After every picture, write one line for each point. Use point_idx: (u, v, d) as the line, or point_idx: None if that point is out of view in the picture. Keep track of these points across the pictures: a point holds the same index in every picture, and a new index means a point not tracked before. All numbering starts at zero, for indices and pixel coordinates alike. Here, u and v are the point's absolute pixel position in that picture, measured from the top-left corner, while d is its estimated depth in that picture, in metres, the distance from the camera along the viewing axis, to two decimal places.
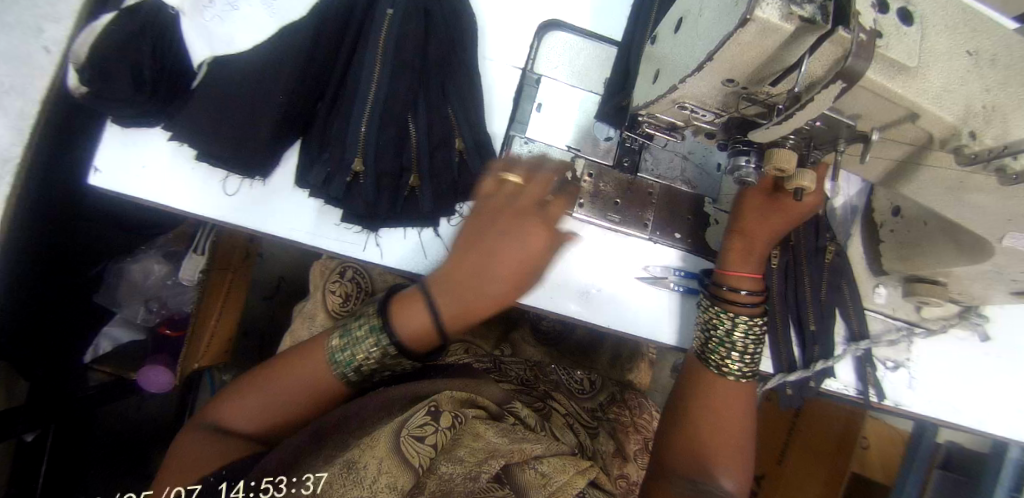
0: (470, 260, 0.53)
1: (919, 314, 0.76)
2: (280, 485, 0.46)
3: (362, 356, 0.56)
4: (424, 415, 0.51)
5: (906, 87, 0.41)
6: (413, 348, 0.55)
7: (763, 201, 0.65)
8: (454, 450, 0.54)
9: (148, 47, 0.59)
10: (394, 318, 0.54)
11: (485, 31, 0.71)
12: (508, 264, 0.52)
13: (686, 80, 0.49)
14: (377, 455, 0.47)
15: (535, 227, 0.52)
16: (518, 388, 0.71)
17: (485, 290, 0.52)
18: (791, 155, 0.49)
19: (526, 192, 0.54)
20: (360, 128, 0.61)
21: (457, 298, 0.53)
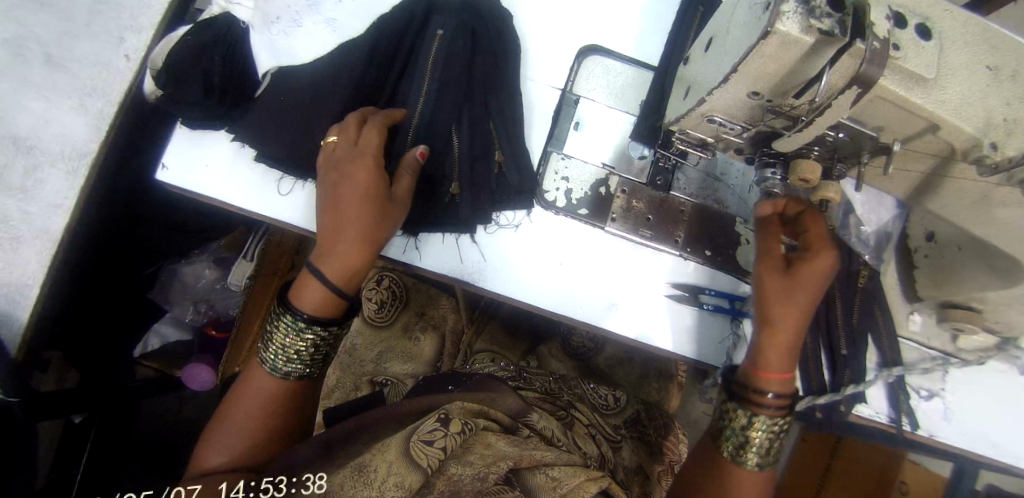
0: (331, 220, 0.59)
1: (956, 344, 0.74)
2: (280, 485, 0.50)
3: (293, 350, 0.58)
4: (434, 421, 0.50)
5: (926, 98, 0.45)
6: (327, 315, 0.58)
7: (783, 280, 0.57)
8: (465, 455, 0.50)
9: (219, 55, 0.67)
10: (294, 301, 0.58)
11: (530, 54, 0.76)
12: (349, 199, 0.58)
13: (713, 93, 0.52)
14: (388, 458, 0.47)
15: (357, 163, 0.59)
16: (541, 398, 0.69)
17: (345, 227, 0.58)
18: (816, 166, 0.53)
19: (342, 144, 0.60)
20: (409, 136, 0.66)
21: (332, 251, 0.58)
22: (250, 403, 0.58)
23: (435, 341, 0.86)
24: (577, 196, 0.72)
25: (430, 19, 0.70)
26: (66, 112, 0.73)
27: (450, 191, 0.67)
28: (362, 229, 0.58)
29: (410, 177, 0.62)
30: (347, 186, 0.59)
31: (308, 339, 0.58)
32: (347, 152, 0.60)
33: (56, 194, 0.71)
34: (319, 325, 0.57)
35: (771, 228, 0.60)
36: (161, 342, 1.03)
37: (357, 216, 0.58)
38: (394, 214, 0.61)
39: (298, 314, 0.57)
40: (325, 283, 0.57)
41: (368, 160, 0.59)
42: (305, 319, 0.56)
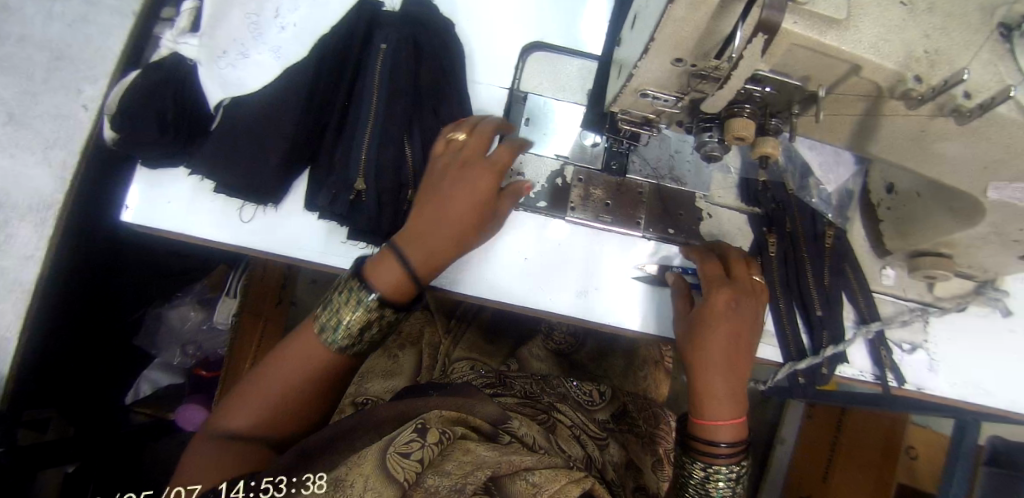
0: (425, 211, 0.61)
1: (933, 293, 0.73)
2: (280, 485, 0.44)
3: (347, 321, 0.57)
4: (411, 432, 0.45)
5: (841, 40, 0.46)
6: (396, 302, 0.58)
7: (686, 325, 0.62)
8: (441, 465, 0.44)
9: (171, 93, 0.69)
10: (371, 277, 0.58)
11: (476, 58, 0.76)
12: (455, 198, 0.60)
13: (639, 65, 0.54)
14: (364, 473, 0.42)
15: (476, 170, 0.62)
16: (518, 400, 0.66)
17: (444, 223, 0.60)
18: (749, 123, 0.53)
19: (468, 145, 0.63)
20: (362, 147, 0.67)
21: (430, 244, 0.59)
22: (288, 376, 0.57)
23: (415, 355, 0.84)
24: (534, 190, 0.71)
25: (371, 36, 0.72)
26: (31, 167, 0.75)
27: (408, 197, 0.69)
28: (455, 230, 0.60)
29: (513, 201, 0.64)
30: (460, 185, 0.61)
31: (373, 320, 0.58)
32: (472, 155, 0.63)
33: (25, 246, 0.72)
34: (388, 307, 0.57)
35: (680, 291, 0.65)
36: (152, 387, 0.96)
37: (459, 216, 0.60)
38: (488, 229, 0.64)
39: (371, 291, 0.57)
40: (409, 270, 0.58)
41: (490, 169, 0.62)
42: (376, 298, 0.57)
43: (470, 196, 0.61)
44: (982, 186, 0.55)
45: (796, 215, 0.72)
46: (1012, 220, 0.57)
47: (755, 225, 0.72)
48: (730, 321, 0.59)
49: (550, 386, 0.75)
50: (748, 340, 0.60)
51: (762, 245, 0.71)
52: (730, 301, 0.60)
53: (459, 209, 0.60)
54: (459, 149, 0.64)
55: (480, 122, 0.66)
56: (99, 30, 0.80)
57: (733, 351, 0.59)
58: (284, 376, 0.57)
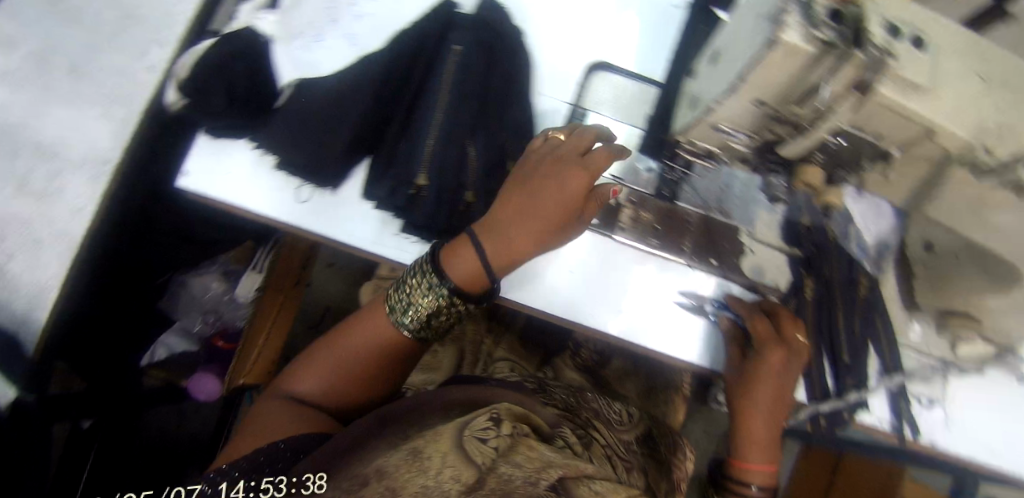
0: (512, 201, 0.64)
1: (954, 352, 0.75)
2: (280, 485, 0.48)
3: (417, 305, 0.63)
4: (487, 420, 0.50)
5: (921, 103, 0.49)
6: (470, 291, 0.63)
7: (740, 369, 0.68)
8: (511, 455, 0.46)
9: (241, 67, 0.69)
10: (448, 262, 0.62)
11: (543, 70, 0.78)
12: (544, 193, 0.63)
13: (721, 103, 0.56)
14: (440, 450, 0.46)
15: (568, 171, 0.63)
16: (563, 414, 0.67)
17: (526, 218, 0.63)
18: (818, 172, 0.60)
19: (568, 144, 0.66)
20: (428, 143, 0.67)
21: (507, 238, 0.63)
22: (355, 348, 0.65)
23: (454, 352, 0.85)
24: None
25: (445, 38, 0.72)
26: (90, 120, 0.75)
27: (466, 200, 0.69)
28: (539, 226, 0.62)
29: (597, 206, 0.66)
30: (551, 182, 0.63)
31: (443, 306, 0.63)
32: (566, 156, 0.65)
33: (78, 197, 0.72)
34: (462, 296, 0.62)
35: (734, 340, 0.69)
36: (166, 353, 0.99)
37: (545, 213, 0.63)
38: (573, 229, 0.66)
39: (447, 278, 0.61)
40: (484, 260, 0.62)
41: (583, 171, 0.63)
42: (450, 283, 0.61)
43: (558, 194, 0.62)
44: None
45: (834, 261, 0.74)
46: None
47: (794, 266, 0.75)
48: (778, 375, 0.66)
49: (585, 401, 0.76)
50: (789, 391, 0.67)
51: (798, 287, 0.74)
52: (782, 359, 0.66)
53: (546, 206, 0.63)
54: (554, 147, 0.67)
55: (585, 129, 0.68)
56: None
57: (780, 398, 0.67)
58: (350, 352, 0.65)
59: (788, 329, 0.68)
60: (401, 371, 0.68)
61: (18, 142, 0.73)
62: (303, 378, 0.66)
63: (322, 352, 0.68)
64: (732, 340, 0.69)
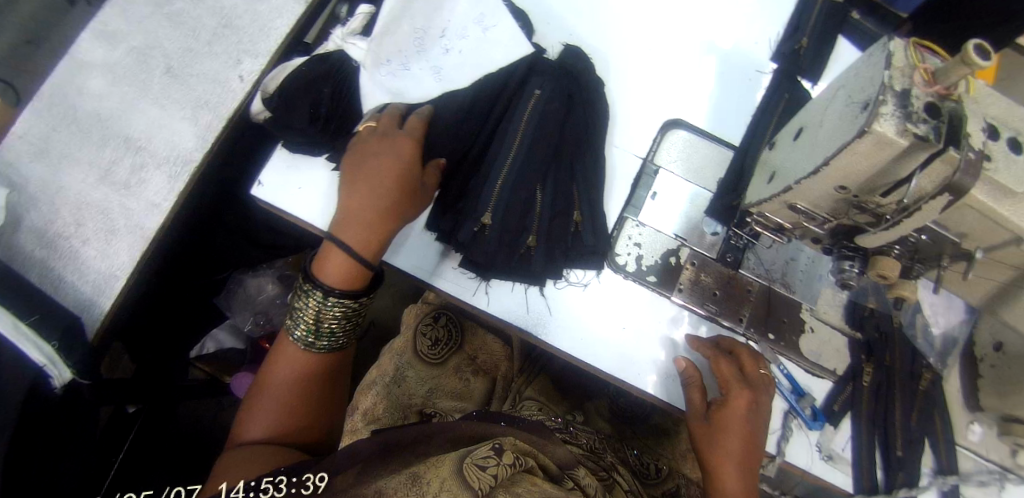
0: (361, 188, 0.64)
1: (1014, 459, 0.73)
2: (281, 485, 0.46)
3: (323, 318, 0.61)
4: (488, 450, 0.50)
5: (1012, 209, 0.48)
6: (351, 288, 0.62)
7: (703, 424, 0.65)
8: (511, 487, 0.48)
9: (328, 88, 0.74)
10: (319, 274, 0.61)
11: (617, 121, 0.78)
12: (386, 169, 0.64)
13: (800, 182, 0.55)
14: (441, 476, 0.45)
15: (389, 152, 0.65)
16: (584, 454, 0.69)
17: (380, 201, 0.63)
18: (896, 265, 0.55)
19: (382, 126, 0.67)
20: (496, 186, 0.68)
21: (365, 223, 0.63)
22: (283, 383, 0.61)
23: (485, 384, 0.83)
24: (647, 263, 0.73)
25: (527, 79, 0.74)
26: (177, 121, 0.78)
27: (528, 243, 0.69)
28: (391, 204, 0.64)
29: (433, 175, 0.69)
30: (383, 159, 0.64)
31: (334, 311, 0.61)
32: (388, 133, 0.66)
33: (157, 194, 0.75)
34: (349, 296, 0.61)
35: (693, 386, 0.66)
36: (217, 346, 1.01)
37: (386, 192, 0.63)
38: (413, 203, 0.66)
39: (326, 287, 0.60)
40: (351, 255, 0.61)
41: (409, 139, 0.65)
42: (325, 289, 0.60)
43: (394, 165, 0.64)
44: None
45: (897, 348, 0.72)
46: None
47: (854, 351, 0.72)
48: (742, 420, 0.64)
49: (611, 448, 0.76)
50: (759, 441, 0.65)
51: (857, 371, 0.72)
52: (746, 407, 0.64)
53: (393, 183, 0.64)
54: (372, 133, 0.67)
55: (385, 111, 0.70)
56: (269, 9, 0.84)
57: (752, 446, 0.64)
58: (280, 388, 0.61)
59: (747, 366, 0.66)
60: (337, 399, 0.66)
61: (107, 134, 0.76)
62: (245, 426, 0.59)
63: (253, 396, 0.61)
64: (693, 395, 0.66)
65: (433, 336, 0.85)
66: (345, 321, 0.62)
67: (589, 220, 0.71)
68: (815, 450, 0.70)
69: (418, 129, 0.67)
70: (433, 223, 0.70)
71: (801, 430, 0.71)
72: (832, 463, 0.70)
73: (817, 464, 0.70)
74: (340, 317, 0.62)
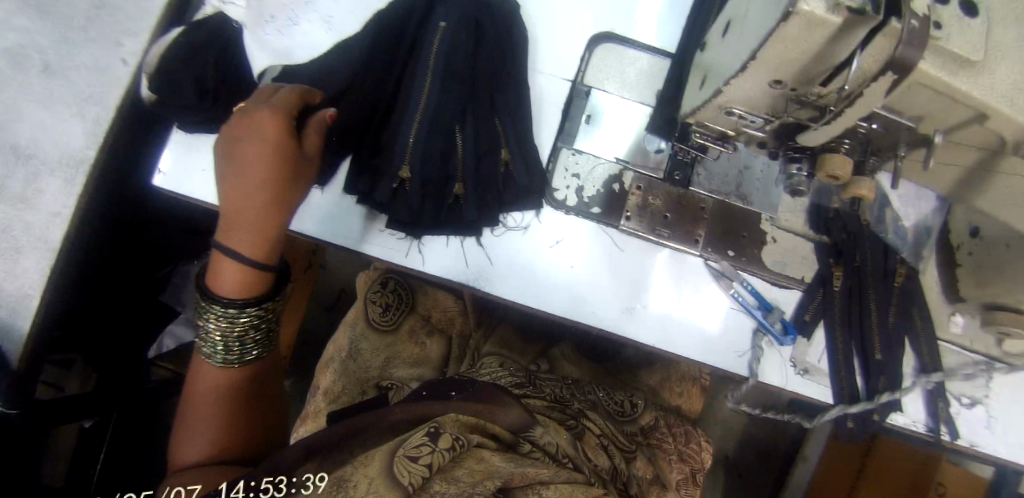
0: (236, 182, 0.56)
1: (1001, 347, 0.69)
2: (280, 486, 0.44)
3: (232, 330, 0.57)
4: (421, 436, 0.47)
5: (971, 83, 0.41)
6: (253, 295, 0.57)
7: None
8: (452, 471, 0.47)
9: (211, 57, 0.65)
10: (214, 288, 0.56)
11: (538, 44, 0.71)
12: (256, 156, 0.55)
13: (730, 82, 0.49)
14: (370, 475, 0.44)
15: (255, 139, 0.55)
16: (549, 405, 0.67)
17: (260, 195, 0.55)
18: (846, 162, 0.49)
19: (248, 104, 0.57)
20: (409, 139, 0.63)
21: (251, 224, 0.56)
22: (208, 397, 0.58)
23: (441, 345, 0.81)
24: (589, 194, 0.67)
25: (431, 13, 0.66)
26: (65, 120, 0.72)
27: (455, 191, 0.66)
28: (273, 194, 0.56)
29: (316, 139, 0.58)
30: (251, 144, 0.55)
31: (241, 322, 0.57)
32: (252, 111, 0.56)
33: (55, 202, 0.71)
34: (251, 304, 0.56)
35: None
36: (176, 342, 0.94)
37: (263, 182, 0.55)
38: (299, 186, 0.58)
39: (226, 302, 0.55)
40: (242, 261, 0.55)
41: (273, 115, 0.55)
42: (225, 304, 0.55)
43: (264, 149, 0.55)
44: None
45: (866, 247, 0.67)
46: None
47: (821, 256, 0.68)
48: None
49: (580, 392, 0.74)
50: None
51: (826, 278, 0.67)
52: None
53: (269, 170, 0.55)
54: (237, 114, 0.57)
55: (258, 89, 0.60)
56: None
57: None
58: (206, 405, 0.58)
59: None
60: (271, 402, 0.64)
61: None
62: (178, 454, 0.56)
63: (182, 417, 0.59)
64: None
65: (383, 303, 0.82)
66: (257, 328, 0.58)
67: (513, 161, 0.66)
68: (789, 365, 0.67)
69: (289, 98, 0.57)
70: (353, 189, 0.66)
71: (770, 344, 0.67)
72: (809, 376, 0.67)
73: (793, 379, 0.67)
74: (249, 326, 0.57)
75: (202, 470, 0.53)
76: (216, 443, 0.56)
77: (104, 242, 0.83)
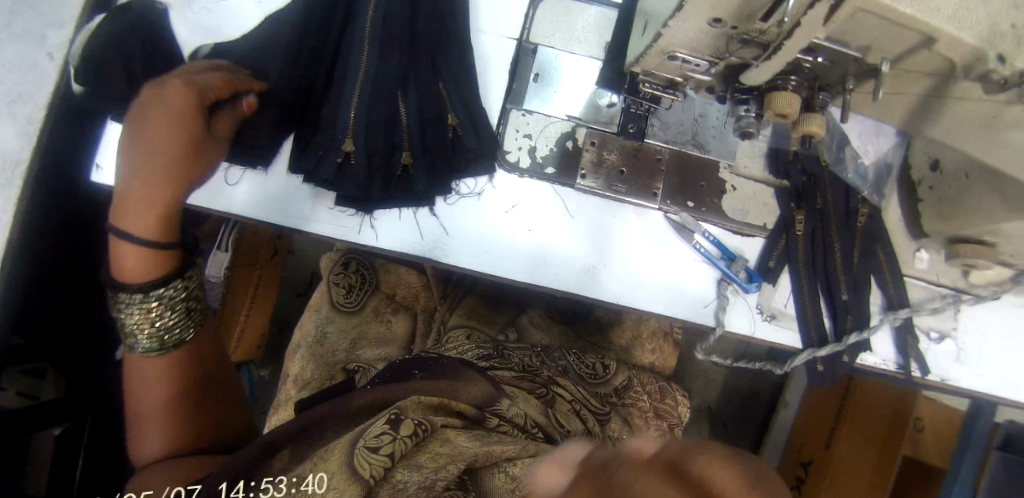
0: (131, 158, 0.53)
1: (969, 280, 0.69)
2: (280, 485, 0.42)
3: (147, 317, 0.53)
4: (383, 424, 0.45)
5: (916, 7, 0.39)
6: (157, 277, 0.53)
7: None
8: (415, 456, 0.46)
9: (140, 42, 0.62)
10: (119, 275, 0.53)
11: (477, 4, 0.69)
12: (148, 126, 0.52)
13: (670, 24, 0.47)
14: (333, 468, 0.43)
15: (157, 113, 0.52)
16: (518, 375, 0.66)
17: (152, 167, 0.52)
18: (793, 97, 0.47)
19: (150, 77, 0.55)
20: (350, 113, 0.60)
21: (151, 200, 0.52)
22: (150, 392, 0.54)
23: (408, 321, 0.82)
24: (541, 154, 0.66)
25: None
26: None
27: (402, 161, 0.63)
28: (167, 166, 0.52)
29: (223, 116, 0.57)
30: (143, 114, 0.52)
31: (156, 306, 0.53)
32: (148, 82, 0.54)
33: None
34: (152, 284, 0.52)
35: None
36: None
37: (157, 152, 0.52)
38: (197, 158, 0.55)
39: (131, 288, 0.52)
40: (139, 241, 0.52)
41: (167, 79, 0.52)
42: (128, 290, 0.52)
43: (157, 115, 0.52)
44: None
45: (826, 188, 0.67)
46: None
47: (783, 200, 0.67)
48: None
49: (550, 359, 0.75)
50: None
51: (788, 222, 0.66)
52: None
53: (161, 138, 0.52)
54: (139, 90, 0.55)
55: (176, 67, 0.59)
56: None
57: None
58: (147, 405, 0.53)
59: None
60: (225, 390, 0.60)
61: None
62: (136, 457, 0.52)
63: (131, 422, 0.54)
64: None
65: (348, 285, 0.82)
66: (174, 308, 0.54)
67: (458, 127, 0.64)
68: (757, 312, 0.67)
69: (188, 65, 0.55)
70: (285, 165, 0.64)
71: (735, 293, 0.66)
72: (776, 322, 0.67)
73: (760, 326, 0.67)
74: (166, 309, 0.53)
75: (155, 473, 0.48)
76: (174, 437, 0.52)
77: (63, 238, 0.84)
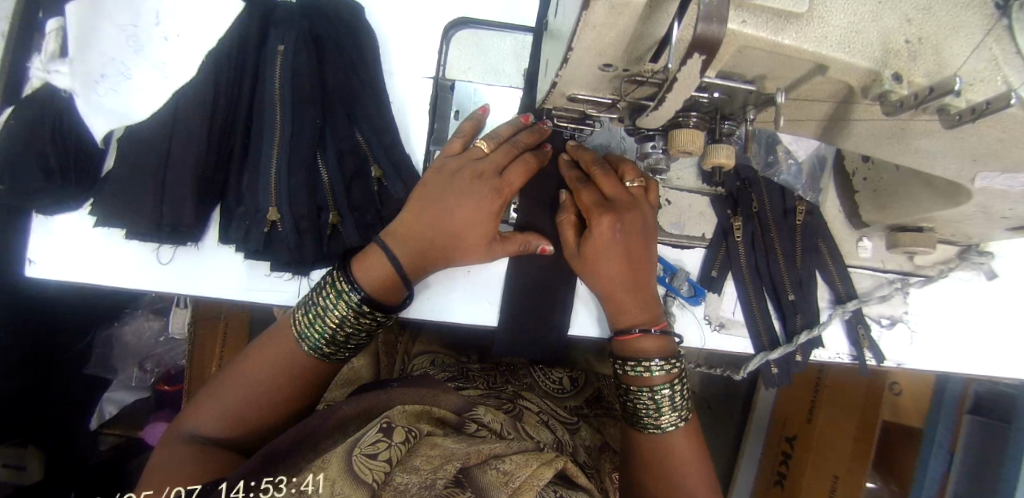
0: (420, 221, 0.56)
1: (913, 262, 0.70)
2: (280, 485, 0.40)
3: (330, 322, 0.54)
4: (377, 432, 0.42)
5: (801, 37, 0.37)
6: (380, 299, 0.55)
7: (614, 220, 0.56)
8: (408, 461, 0.42)
9: (49, 131, 0.60)
10: (358, 273, 0.55)
11: (387, 45, 0.68)
12: (462, 210, 0.55)
13: (563, 72, 0.45)
14: (330, 477, 0.39)
15: (468, 175, 0.56)
16: (485, 393, 0.68)
17: (449, 234, 0.56)
18: (695, 135, 0.46)
19: (489, 158, 0.58)
20: (270, 181, 0.59)
21: (424, 254, 0.56)
22: (259, 376, 0.53)
23: (370, 362, 0.85)
24: None
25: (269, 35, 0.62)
26: None
27: (330, 220, 0.63)
28: (454, 241, 0.56)
29: (518, 246, 0.60)
30: (462, 203, 0.55)
31: (354, 322, 0.54)
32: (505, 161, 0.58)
33: None
34: (377, 305, 0.54)
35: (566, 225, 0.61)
36: (118, 407, 1.01)
37: (473, 239, 0.56)
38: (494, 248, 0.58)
39: (357, 288, 0.54)
40: (395, 266, 0.55)
41: (498, 197, 0.56)
42: (361, 295, 0.53)
43: (473, 215, 0.56)
44: (971, 175, 0.49)
45: (760, 192, 0.67)
46: (1000, 202, 0.52)
47: (720, 209, 0.67)
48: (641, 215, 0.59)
49: (518, 378, 0.80)
50: (650, 271, 0.60)
51: (727, 229, 0.66)
52: (612, 230, 0.57)
53: (461, 227, 0.56)
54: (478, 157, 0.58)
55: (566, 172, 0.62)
56: None
57: (624, 245, 0.57)
58: (257, 399, 0.53)
59: (628, 177, 0.60)
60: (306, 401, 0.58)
61: None
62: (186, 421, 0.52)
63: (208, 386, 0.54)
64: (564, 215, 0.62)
65: None
66: (351, 328, 0.55)
67: None
68: (705, 323, 0.67)
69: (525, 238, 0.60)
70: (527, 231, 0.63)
71: (677, 303, 0.66)
72: (725, 330, 0.67)
73: (708, 336, 0.67)
74: (362, 330, 0.56)
75: (178, 464, 0.47)
76: (231, 417, 0.52)
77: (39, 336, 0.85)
